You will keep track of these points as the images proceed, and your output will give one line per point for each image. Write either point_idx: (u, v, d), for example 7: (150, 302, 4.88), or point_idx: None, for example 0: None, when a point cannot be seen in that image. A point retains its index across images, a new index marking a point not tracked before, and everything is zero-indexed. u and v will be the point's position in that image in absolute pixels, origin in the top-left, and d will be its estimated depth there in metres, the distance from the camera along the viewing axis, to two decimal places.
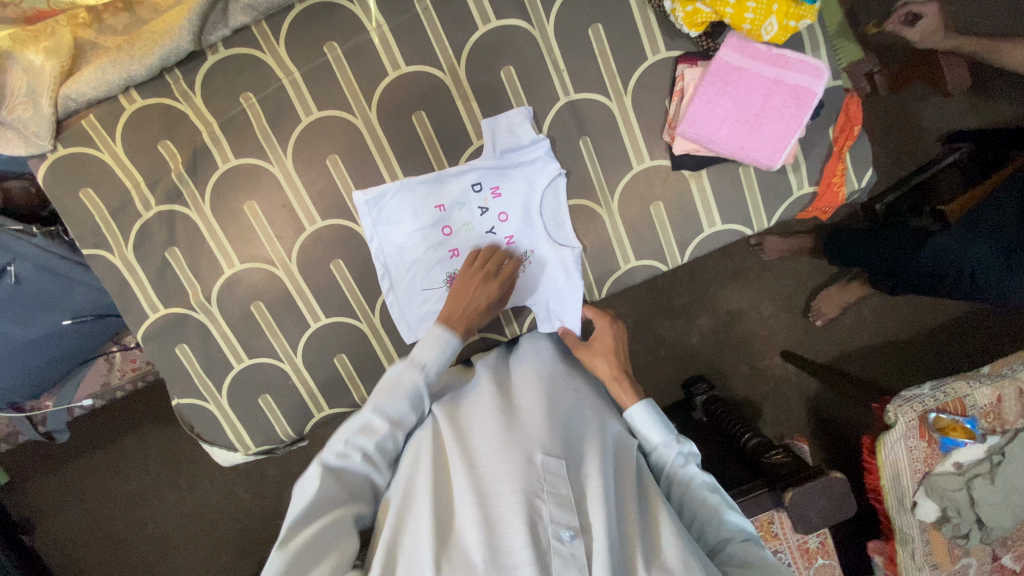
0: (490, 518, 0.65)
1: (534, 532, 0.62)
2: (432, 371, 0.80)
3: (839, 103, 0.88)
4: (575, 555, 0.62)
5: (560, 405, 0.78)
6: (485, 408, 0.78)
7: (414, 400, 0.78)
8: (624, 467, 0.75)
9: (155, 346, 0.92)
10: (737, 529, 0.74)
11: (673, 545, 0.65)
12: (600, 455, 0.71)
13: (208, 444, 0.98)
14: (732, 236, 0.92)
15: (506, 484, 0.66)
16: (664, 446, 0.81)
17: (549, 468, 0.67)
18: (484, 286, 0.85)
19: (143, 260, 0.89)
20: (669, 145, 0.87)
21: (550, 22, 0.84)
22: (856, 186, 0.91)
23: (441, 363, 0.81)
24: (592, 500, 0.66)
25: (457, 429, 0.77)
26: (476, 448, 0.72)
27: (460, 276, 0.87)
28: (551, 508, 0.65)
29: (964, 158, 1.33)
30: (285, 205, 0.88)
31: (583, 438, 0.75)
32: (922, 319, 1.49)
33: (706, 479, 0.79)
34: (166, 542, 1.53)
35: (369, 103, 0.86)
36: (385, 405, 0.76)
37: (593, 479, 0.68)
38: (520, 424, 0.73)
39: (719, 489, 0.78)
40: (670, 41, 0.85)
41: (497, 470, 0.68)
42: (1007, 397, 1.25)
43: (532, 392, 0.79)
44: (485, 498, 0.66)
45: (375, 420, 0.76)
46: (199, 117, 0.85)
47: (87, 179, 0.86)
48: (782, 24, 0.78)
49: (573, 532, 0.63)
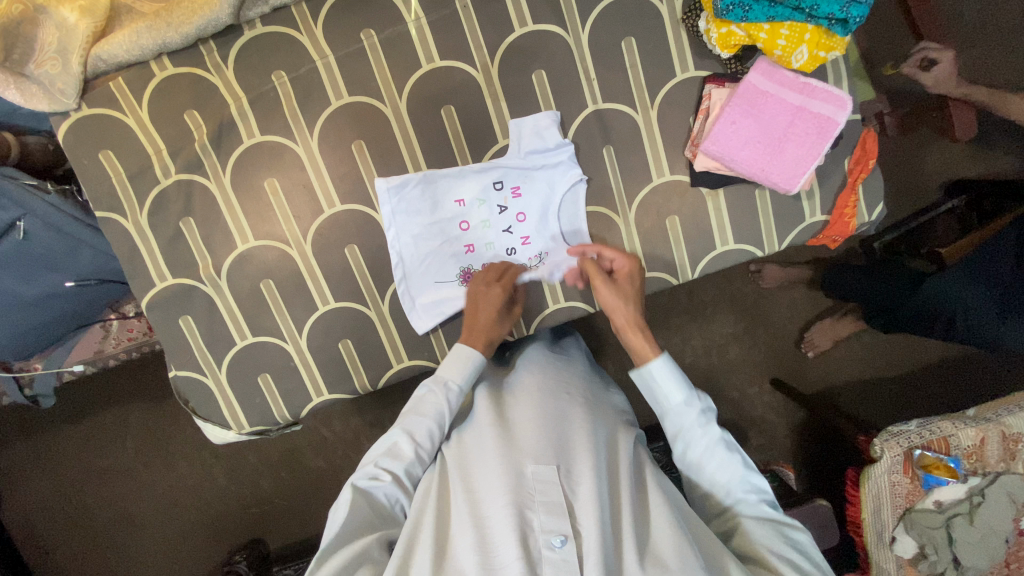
0: (486, 536, 0.66)
1: (525, 544, 0.64)
2: (460, 392, 0.83)
3: (857, 137, 0.90)
4: (568, 561, 0.63)
5: (553, 404, 0.80)
6: (482, 425, 0.80)
7: (440, 423, 0.81)
8: (618, 457, 0.76)
9: (158, 316, 0.92)
10: (751, 488, 0.78)
11: (668, 541, 0.66)
12: (590, 451, 0.72)
13: (201, 420, 0.96)
14: (743, 256, 0.93)
15: (498, 497, 0.68)
16: (685, 404, 0.81)
17: (538, 479, 0.69)
18: (493, 300, 0.86)
19: (156, 228, 0.88)
20: (690, 161, 0.89)
21: (585, 31, 0.86)
22: (866, 219, 0.93)
23: (465, 379, 0.83)
24: (583, 503, 0.67)
25: (456, 458, 0.79)
26: (473, 471, 0.75)
27: (472, 290, 0.87)
28: (541, 517, 0.66)
29: (964, 206, 1.36)
30: (306, 185, 0.88)
31: (573, 435, 0.75)
32: (911, 357, 1.52)
33: (724, 438, 0.79)
34: (138, 521, 1.50)
35: (400, 93, 0.86)
36: (411, 426, 0.80)
37: (584, 479, 0.69)
38: (512, 436, 0.76)
39: (734, 445, 0.80)
40: (700, 61, 0.87)
41: (490, 487, 0.70)
42: (990, 440, 1.28)
43: (526, 399, 0.82)
44: (480, 519, 0.68)
45: (402, 444, 0.79)
46: (229, 91, 0.85)
47: (108, 141, 0.86)
48: (812, 54, 0.79)
49: (564, 538, 0.64)
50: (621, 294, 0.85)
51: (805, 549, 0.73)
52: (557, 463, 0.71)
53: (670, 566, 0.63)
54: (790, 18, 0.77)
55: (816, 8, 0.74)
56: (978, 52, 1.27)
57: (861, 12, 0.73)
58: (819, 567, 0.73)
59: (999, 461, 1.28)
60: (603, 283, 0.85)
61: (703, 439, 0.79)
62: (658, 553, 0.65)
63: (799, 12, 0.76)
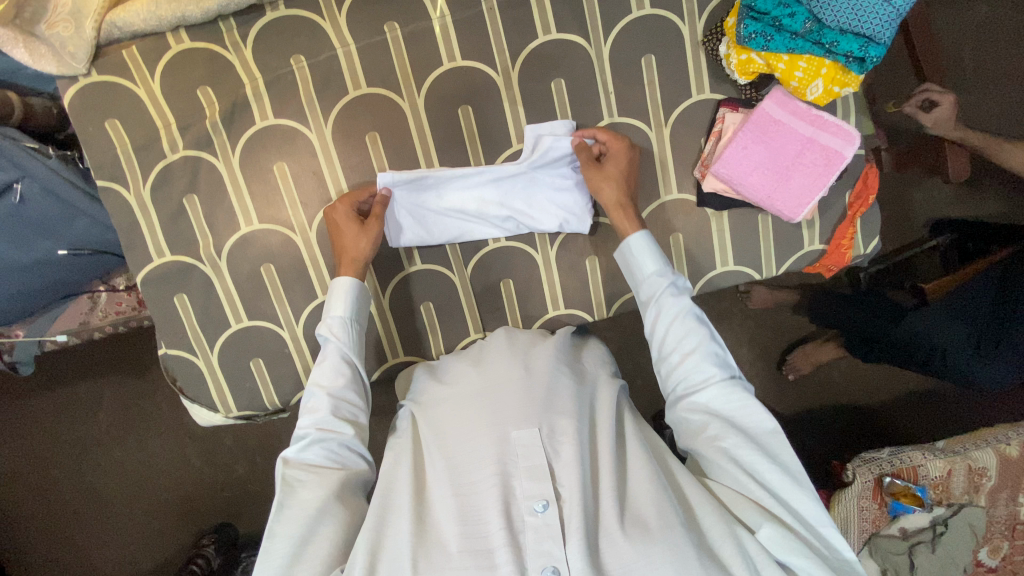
0: (469, 506, 0.69)
1: (509, 514, 0.67)
2: (348, 324, 0.82)
3: (859, 171, 0.93)
4: (549, 525, 0.65)
5: (537, 366, 0.82)
6: (463, 392, 0.81)
7: (344, 360, 0.80)
8: (600, 421, 0.78)
9: (152, 291, 0.90)
10: (718, 364, 0.77)
11: (650, 502, 0.68)
12: (573, 414, 0.74)
13: (188, 401, 0.95)
14: (741, 277, 0.95)
15: (486, 466, 0.70)
16: (658, 275, 0.83)
17: (521, 444, 0.71)
18: (347, 224, 0.85)
19: (158, 202, 0.87)
20: (699, 181, 0.90)
21: (607, 44, 0.87)
22: (862, 251, 0.96)
23: (347, 308, 0.82)
24: (565, 468, 0.70)
25: (431, 426, 0.79)
26: (452, 437, 0.76)
27: (338, 220, 0.85)
28: (524, 484, 0.69)
29: (947, 244, 1.40)
30: (316, 172, 0.88)
31: (558, 399, 0.77)
32: (886, 386, 1.56)
33: (696, 310, 0.81)
34: (104, 498, 1.46)
35: (419, 88, 0.86)
36: (318, 379, 0.79)
37: (567, 441, 0.72)
38: (494, 402, 0.77)
39: (706, 321, 0.80)
40: (715, 84, 0.89)
41: (473, 455, 0.73)
42: (957, 472, 1.31)
43: (505, 360, 0.83)
44: (462, 488, 0.70)
45: (315, 397, 0.78)
46: (245, 70, 0.84)
47: (116, 110, 0.84)
48: (826, 88, 0.79)
49: (546, 502, 0.67)
50: (607, 176, 0.85)
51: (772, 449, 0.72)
52: (539, 426, 0.73)
53: (651, 526, 0.65)
54: (810, 51, 0.76)
55: (835, 45, 0.74)
56: (976, 98, 1.32)
57: (879, 54, 0.73)
58: (786, 468, 0.71)
59: (963, 492, 1.33)
60: (591, 167, 0.85)
61: (674, 308, 0.80)
62: (640, 515, 0.68)
63: (819, 47, 0.76)
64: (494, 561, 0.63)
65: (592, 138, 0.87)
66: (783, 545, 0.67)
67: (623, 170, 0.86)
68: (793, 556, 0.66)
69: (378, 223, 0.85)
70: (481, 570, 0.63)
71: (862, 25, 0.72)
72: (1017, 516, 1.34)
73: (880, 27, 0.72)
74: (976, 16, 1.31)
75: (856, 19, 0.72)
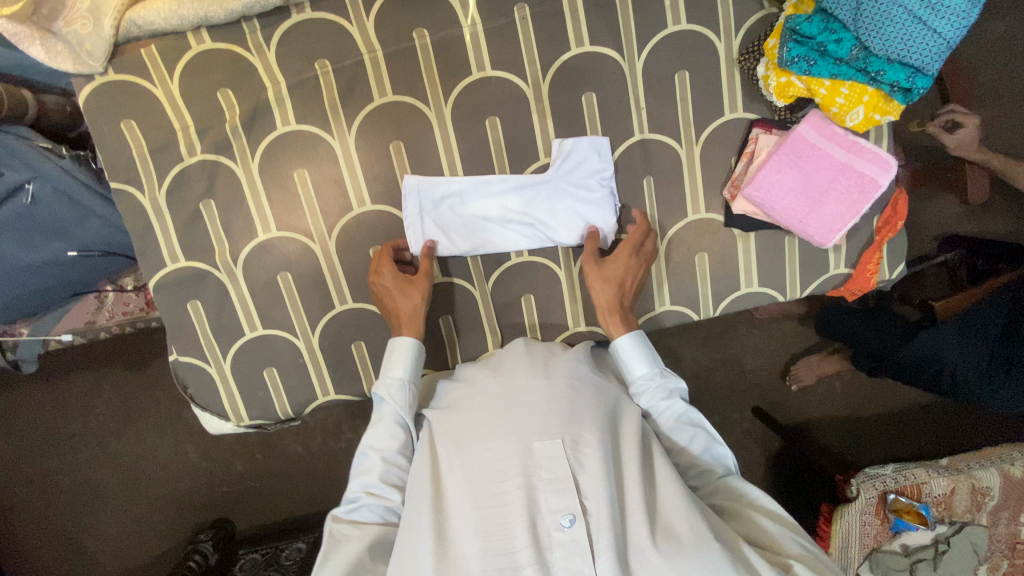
0: (491, 519, 0.67)
1: (535, 529, 0.66)
2: (406, 386, 0.82)
3: (888, 196, 0.91)
4: (577, 540, 0.65)
5: (558, 373, 0.80)
6: (482, 401, 0.79)
7: (399, 423, 0.80)
8: (624, 432, 0.77)
9: (165, 297, 0.88)
10: (714, 461, 0.82)
11: (681, 516, 0.68)
12: (597, 425, 0.73)
13: (200, 409, 0.93)
14: (764, 299, 0.94)
15: (507, 480, 0.69)
16: (647, 377, 0.83)
17: (545, 456, 0.70)
18: (394, 284, 0.84)
19: (174, 206, 0.85)
20: (727, 202, 0.89)
21: (640, 58, 0.85)
22: (887, 276, 0.94)
23: (407, 371, 0.82)
24: (590, 481, 0.68)
25: (449, 436, 0.77)
26: (470, 446, 0.74)
27: (382, 281, 0.85)
28: (549, 498, 0.68)
29: (956, 261, 1.36)
30: (337, 181, 0.85)
31: (580, 409, 0.75)
32: (892, 402, 1.56)
33: (689, 412, 0.83)
34: (102, 493, 1.44)
35: (445, 97, 0.84)
36: (373, 440, 0.81)
37: (591, 453, 0.70)
38: (515, 411, 0.75)
39: (699, 421, 0.83)
40: (749, 103, 0.87)
41: (493, 466, 0.71)
42: (961, 491, 1.32)
43: (522, 370, 0.81)
44: (484, 502, 0.69)
45: (369, 458, 0.80)
46: (268, 73, 0.82)
47: (132, 111, 0.81)
48: (867, 116, 0.76)
49: (573, 517, 0.66)
50: (602, 274, 0.84)
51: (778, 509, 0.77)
52: (562, 437, 0.71)
53: (684, 540, 0.65)
54: (853, 78, 0.74)
55: (881, 73, 0.71)
56: (999, 120, 1.31)
57: (926, 85, 0.71)
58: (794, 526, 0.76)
59: (966, 511, 1.33)
60: (590, 264, 0.85)
61: (666, 411, 0.82)
62: (671, 528, 0.67)
63: (864, 74, 0.73)
64: None
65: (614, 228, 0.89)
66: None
67: (623, 274, 0.85)
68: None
69: (426, 280, 0.86)
70: None
71: (911, 55, 0.69)
72: (1018, 536, 1.35)
73: (930, 58, 0.69)
74: (1003, 36, 1.30)
75: (906, 48, 0.69)
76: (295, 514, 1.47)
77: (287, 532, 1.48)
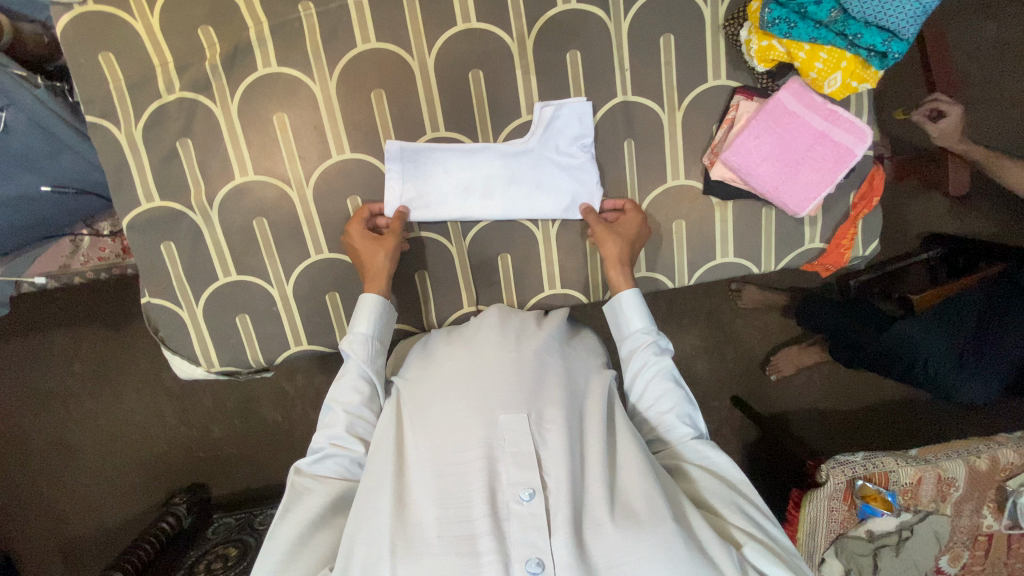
0: (451, 488, 0.67)
1: (493, 499, 0.66)
2: (371, 340, 0.82)
3: (866, 172, 0.92)
4: (535, 514, 0.65)
5: (528, 349, 0.80)
6: (450, 370, 0.79)
7: (363, 378, 0.81)
8: (589, 409, 0.77)
9: (139, 237, 0.87)
10: (690, 424, 0.82)
11: (640, 494, 0.69)
12: (562, 402, 0.74)
13: (170, 352, 0.92)
14: (739, 271, 0.95)
15: (470, 450, 0.69)
16: (644, 331, 0.85)
17: (509, 428, 0.71)
18: (363, 241, 0.85)
19: (150, 144, 0.84)
20: (706, 169, 0.90)
21: (627, 19, 0.84)
22: (861, 253, 0.96)
23: (373, 327, 0.82)
24: (552, 456, 0.69)
25: (415, 405, 0.77)
26: (435, 416, 0.74)
27: (354, 239, 0.85)
28: (510, 471, 0.68)
29: (936, 258, 1.37)
30: (317, 126, 0.85)
31: (546, 385, 0.76)
32: (865, 394, 1.58)
33: (673, 370, 0.83)
34: (75, 450, 1.43)
35: (429, 48, 0.83)
36: (338, 395, 0.80)
37: (555, 428, 0.71)
38: (483, 383, 0.75)
39: (682, 382, 0.83)
40: (732, 71, 0.87)
41: (457, 436, 0.71)
42: (926, 481, 1.31)
43: (492, 342, 0.81)
44: (445, 472, 0.69)
45: (333, 412, 0.80)
46: (250, 12, 0.81)
47: (110, 43, 0.80)
48: (845, 82, 0.77)
49: (532, 492, 0.66)
50: (613, 232, 0.86)
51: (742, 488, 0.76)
52: (527, 412, 0.72)
53: (641, 518, 0.66)
54: (832, 42, 0.75)
55: (858, 36, 0.72)
56: (984, 112, 1.32)
57: (902, 50, 0.72)
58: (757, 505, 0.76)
59: (931, 501, 1.33)
60: (601, 224, 0.86)
61: (655, 367, 0.83)
62: (629, 506, 0.68)
63: (842, 38, 0.74)
64: (476, 548, 0.63)
65: (622, 207, 0.90)
66: (764, 560, 0.68)
67: (632, 234, 0.87)
68: (771, 569, 0.68)
69: (394, 237, 0.85)
70: (462, 555, 0.63)
71: (888, 19, 0.70)
72: (979, 527, 1.36)
73: (906, 22, 0.70)
74: (993, 29, 1.31)
75: (882, 11, 0.70)
76: (272, 481, 1.47)
77: (262, 496, 1.48)
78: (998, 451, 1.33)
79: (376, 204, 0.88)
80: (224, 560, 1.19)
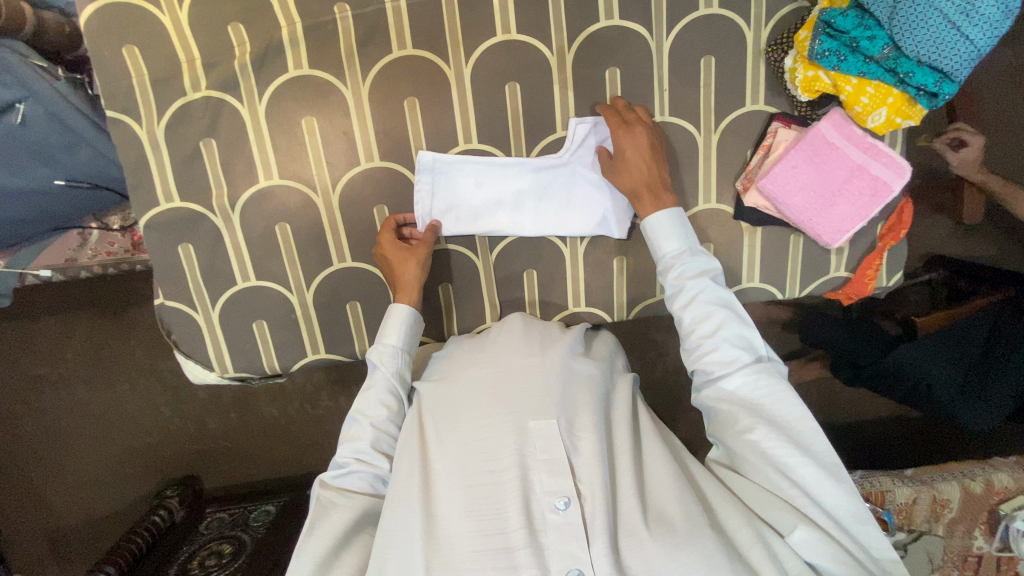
0: (484, 498, 0.66)
1: (529, 509, 0.65)
2: (400, 353, 0.81)
3: (895, 204, 0.92)
4: (572, 523, 0.64)
5: (553, 352, 0.79)
6: (472, 376, 0.78)
7: (390, 392, 0.79)
8: (615, 418, 0.76)
9: (155, 237, 0.84)
10: (743, 346, 0.75)
11: (673, 500, 0.67)
12: (593, 410, 0.73)
13: (183, 356, 0.90)
14: (763, 295, 0.94)
15: (502, 458, 0.69)
16: (676, 253, 0.79)
17: (540, 435, 0.70)
18: (395, 250, 0.83)
19: (172, 142, 0.81)
20: (739, 194, 0.89)
21: (668, 38, 0.83)
22: (885, 283, 0.96)
23: (401, 339, 0.81)
24: (586, 465, 0.69)
25: (440, 409, 0.76)
26: (463, 421, 0.73)
27: (388, 249, 0.83)
28: (543, 479, 0.67)
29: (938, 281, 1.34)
30: (346, 133, 0.83)
31: (575, 392, 0.75)
32: (867, 411, 1.57)
33: (719, 291, 0.77)
34: (67, 441, 1.40)
35: (467, 57, 0.81)
36: (363, 407, 0.78)
37: (586, 437, 0.70)
38: (511, 387, 0.75)
39: (731, 303, 0.77)
40: (771, 96, 0.86)
41: (488, 442, 0.70)
42: (921, 501, 1.33)
43: (514, 346, 0.81)
44: (476, 481, 0.68)
45: (358, 425, 0.78)
46: (283, 11, 0.78)
47: (135, 36, 0.77)
48: (889, 118, 0.77)
49: (568, 500, 0.66)
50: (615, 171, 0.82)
51: (796, 435, 0.71)
52: (557, 419, 0.71)
53: (677, 526, 0.64)
54: (880, 78, 0.75)
55: (910, 75, 0.72)
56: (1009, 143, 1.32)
57: (951, 91, 0.72)
58: (813, 453, 0.70)
59: (925, 521, 1.34)
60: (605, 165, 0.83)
61: (694, 289, 0.77)
62: (663, 513, 0.67)
63: (891, 75, 0.74)
64: (514, 561, 0.62)
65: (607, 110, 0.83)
66: (811, 546, 0.67)
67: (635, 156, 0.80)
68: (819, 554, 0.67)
69: (426, 250, 0.84)
70: (500, 570, 0.61)
71: (940, 59, 0.70)
72: (970, 548, 1.37)
73: (959, 64, 0.70)
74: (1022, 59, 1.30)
75: (936, 52, 0.70)
76: (268, 479, 1.45)
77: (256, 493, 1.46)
78: (992, 475, 1.34)
79: (405, 216, 0.86)
80: (219, 557, 1.17)
